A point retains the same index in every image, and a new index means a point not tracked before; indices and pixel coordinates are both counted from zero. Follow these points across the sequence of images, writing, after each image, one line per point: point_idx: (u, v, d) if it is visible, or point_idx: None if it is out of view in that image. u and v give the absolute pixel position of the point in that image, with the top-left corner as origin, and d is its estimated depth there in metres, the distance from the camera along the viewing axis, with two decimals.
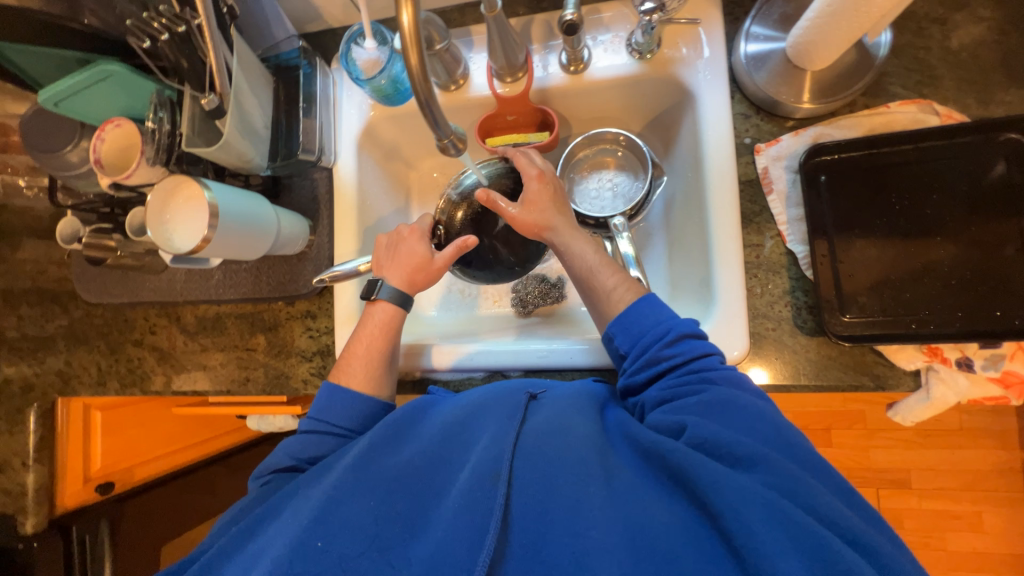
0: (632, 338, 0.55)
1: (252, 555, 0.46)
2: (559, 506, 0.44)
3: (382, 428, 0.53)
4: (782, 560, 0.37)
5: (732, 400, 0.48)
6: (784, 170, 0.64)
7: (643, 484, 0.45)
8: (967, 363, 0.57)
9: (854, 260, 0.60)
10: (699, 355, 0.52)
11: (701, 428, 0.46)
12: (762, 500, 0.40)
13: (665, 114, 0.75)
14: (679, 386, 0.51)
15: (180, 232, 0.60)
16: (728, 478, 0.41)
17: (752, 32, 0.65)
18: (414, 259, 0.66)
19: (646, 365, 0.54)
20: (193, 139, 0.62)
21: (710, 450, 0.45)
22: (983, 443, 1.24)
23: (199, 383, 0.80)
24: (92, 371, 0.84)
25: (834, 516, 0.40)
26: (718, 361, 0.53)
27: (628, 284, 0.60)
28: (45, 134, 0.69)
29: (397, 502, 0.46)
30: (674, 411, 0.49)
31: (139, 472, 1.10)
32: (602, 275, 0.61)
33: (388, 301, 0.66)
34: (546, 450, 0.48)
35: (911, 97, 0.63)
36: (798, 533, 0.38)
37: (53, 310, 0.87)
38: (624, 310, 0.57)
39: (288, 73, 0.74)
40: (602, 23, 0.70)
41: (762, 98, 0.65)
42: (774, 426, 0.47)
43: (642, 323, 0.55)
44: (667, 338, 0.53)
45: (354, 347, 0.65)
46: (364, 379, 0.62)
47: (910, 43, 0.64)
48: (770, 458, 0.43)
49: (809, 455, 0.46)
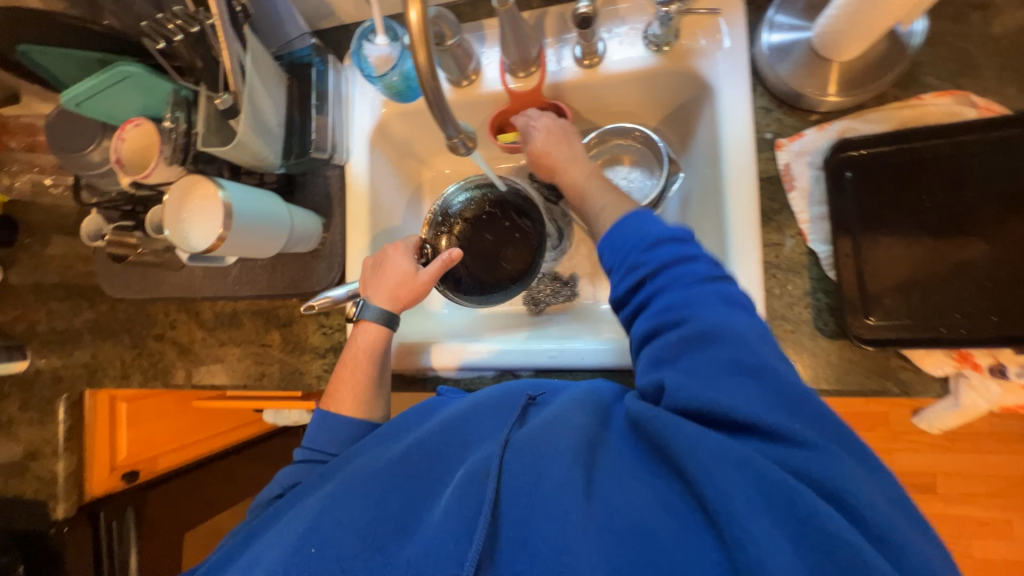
0: (614, 253, 0.53)
1: (251, 557, 0.47)
2: (544, 496, 0.43)
3: (385, 430, 0.56)
4: (761, 527, 0.36)
5: (714, 330, 0.45)
6: (807, 166, 0.62)
7: (632, 465, 0.44)
8: (1000, 370, 0.54)
9: (880, 260, 0.57)
10: (682, 257, 0.49)
11: (679, 389, 0.44)
12: (733, 460, 0.39)
13: (682, 108, 0.73)
14: (659, 322, 0.48)
15: (196, 230, 0.61)
16: (703, 438, 0.40)
17: (776, 21, 0.63)
18: (398, 276, 0.66)
19: (627, 277, 0.51)
20: (208, 137, 0.63)
21: (691, 411, 0.43)
22: (1017, 449, 1.19)
23: (217, 377, 0.82)
24: (116, 364, 0.87)
25: (821, 472, 0.38)
26: (704, 267, 0.48)
27: (615, 204, 0.59)
28: (69, 134, 0.71)
29: (391, 503, 0.47)
30: (657, 364, 0.47)
31: (163, 461, 1.14)
32: (593, 200, 0.62)
33: (373, 321, 0.66)
34: (538, 440, 0.47)
35: (946, 88, 0.60)
36: (777, 501, 0.37)
37: (80, 305, 0.89)
38: (611, 228, 0.55)
39: (302, 70, 0.74)
40: (618, 14, 0.68)
41: (784, 91, 0.63)
42: (759, 357, 0.43)
43: (624, 236, 0.53)
44: (646, 245, 0.50)
45: (342, 371, 0.66)
46: (353, 403, 0.64)
47: (946, 30, 0.61)
48: (754, 414, 0.41)
49: (800, 392, 0.42)
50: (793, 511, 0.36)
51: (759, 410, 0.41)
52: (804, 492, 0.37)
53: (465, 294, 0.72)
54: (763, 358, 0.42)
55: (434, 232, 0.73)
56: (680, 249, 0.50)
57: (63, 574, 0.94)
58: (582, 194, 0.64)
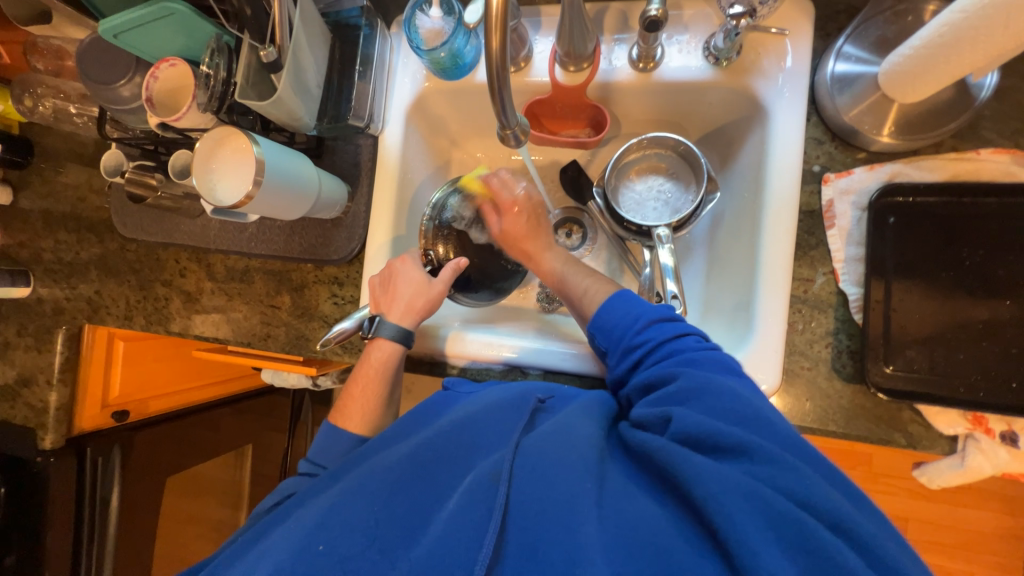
0: (610, 339, 0.58)
1: (255, 558, 0.46)
2: (553, 506, 0.43)
3: (401, 420, 0.58)
4: (764, 548, 0.36)
5: (707, 384, 0.47)
6: (850, 206, 0.61)
7: (635, 487, 0.45)
8: (1011, 438, 0.55)
9: (909, 312, 0.57)
10: (671, 336, 0.53)
11: (685, 419, 0.45)
12: (744, 491, 0.39)
13: (729, 126, 0.71)
14: (656, 376, 0.51)
15: (225, 184, 0.60)
16: (712, 470, 0.41)
17: (844, 51, 0.61)
18: (413, 286, 0.67)
19: (627, 360, 0.55)
20: (246, 89, 0.61)
21: (696, 441, 0.44)
22: (989, 505, 1.21)
23: (220, 330, 0.81)
24: (120, 303, 0.86)
25: (817, 499, 0.38)
26: (693, 341, 0.53)
27: (598, 286, 0.64)
28: (101, 65, 0.68)
29: (399, 500, 0.47)
30: (656, 404, 0.49)
31: (154, 404, 1.14)
32: (574, 283, 0.66)
33: (390, 339, 0.66)
34: (546, 451, 0.47)
35: (1005, 146, 0.59)
36: (776, 520, 0.37)
37: (89, 239, 0.88)
38: (596, 313, 0.60)
39: (346, 32, 0.73)
40: (682, 21, 0.66)
41: (840, 125, 0.61)
42: (754, 409, 0.45)
43: (613, 321, 0.58)
44: (638, 328, 0.55)
45: (352, 387, 0.66)
46: (361, 420, 0.65)
47: (1015, 87, 0.59)
48: (756, 446, 0.42)
49: (795, 436, 0.43)
50: (795, 536, 0.37)
51: (758, 440, 0.42)
52: (804, 517, 0.37)
53: (472, 293, 0.73)
54: (759, 409, 0.44)
55: (430, 237, 0.71)
56: (668, 330, 0.54)
57: (43, 505, 0.94)
58: (562, 282, 0.68)
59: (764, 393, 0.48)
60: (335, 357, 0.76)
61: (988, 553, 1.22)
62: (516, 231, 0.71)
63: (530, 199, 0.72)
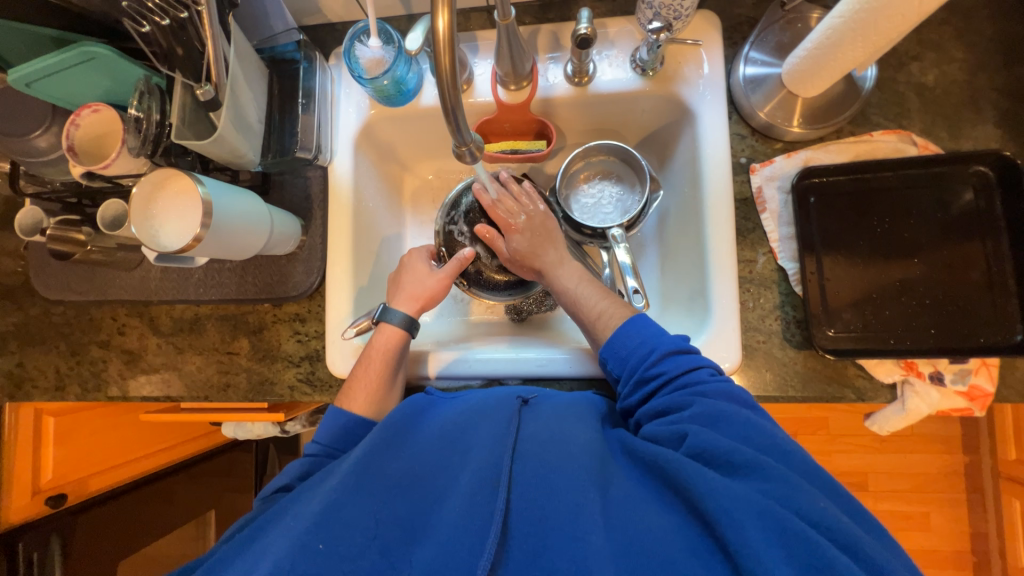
0: (620, 364, 0.59)
1: (255, 554, 0.44)
2: (559, 512, 0.44)
3: (382, 430, 0.52)
4: (775, 564, 0.37)
5: (720, 411, 0.49)
6: (777, 190, 0.67)
7: (643, 497, 0.46)
8: (938, 377, 0.62)
9: (838, 278, 0.63)
10: (685, 371, 0.54)
11: (702, 435, 0.47)
12: (756, 509, 0.40)
13: (661, 131, 0.78)
14: (670, 402, 0.53)
15: (168, 229, 0.57)
16: (727, 487, 0.42)
17: (751, 56, 0.68)
18: (416, 278, 0.71)
19: (638, 388, 0.57)
20: (183, 130, 0.59)
21: (709, 458, 0.46)
22: (930, 447, 1.34)
23: (171, 387, 0.75)
24: (49, 374, 0.77)
25: (828, 520, 0.40)
26: (707, 373, 0.54)
27: (613, 309, 0.63)
28: (8, 117, 0.64)
29: (398, 502, 0.46)
30: (670, 424, 0.51)
31: (95, 482, 1.03)
32: (586, 304, 0.65)
33: (394, 325, 0.66)
34: (546, 458, 0.48)
35: (892, 128, 0.68)
36: (790, 539, 0.38)
37: (5, 305, 0.79)
38: (608, 339, 0.61)
39: (282, 67, 0.72)
40: (608, 38, 0.72)
41: (756, 120, 0.69)
42: (767, 436, 0.47)
43: (628, 347, 0.58)
44: (651, 359, 0.56)
45: (357, 371, 0.65)
46: (366, 401, 0.62)
47: (892, 77, 0.69)
48: (766, 464, 0.44)
49: (800, 458, 0.46)
50: (806, 553, 0.38)
51: (773, 463, 0.44)
52: (812, 534, 0.38)
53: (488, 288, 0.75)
54: (774, 438, 0.47)
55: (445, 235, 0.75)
56: (683, 358, 0.56)
57: None
58: (574, 301, 0.66)
59: (774, 422, 0.50)
60: (305, 398, 0.73)
61: (938, 492, 1.34)
62: (527, 252, 0.69)
63: (536, 218, 0.71)
